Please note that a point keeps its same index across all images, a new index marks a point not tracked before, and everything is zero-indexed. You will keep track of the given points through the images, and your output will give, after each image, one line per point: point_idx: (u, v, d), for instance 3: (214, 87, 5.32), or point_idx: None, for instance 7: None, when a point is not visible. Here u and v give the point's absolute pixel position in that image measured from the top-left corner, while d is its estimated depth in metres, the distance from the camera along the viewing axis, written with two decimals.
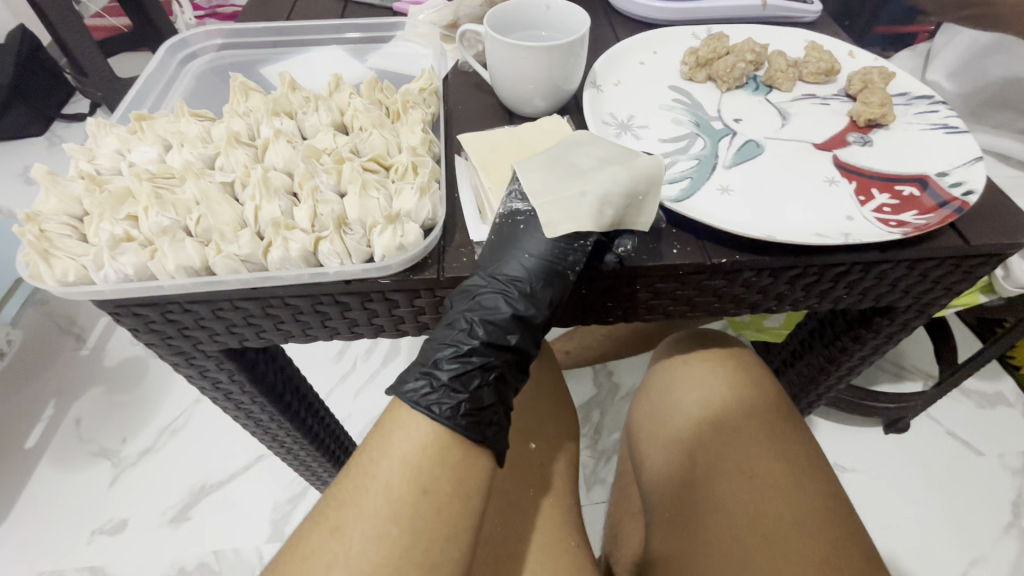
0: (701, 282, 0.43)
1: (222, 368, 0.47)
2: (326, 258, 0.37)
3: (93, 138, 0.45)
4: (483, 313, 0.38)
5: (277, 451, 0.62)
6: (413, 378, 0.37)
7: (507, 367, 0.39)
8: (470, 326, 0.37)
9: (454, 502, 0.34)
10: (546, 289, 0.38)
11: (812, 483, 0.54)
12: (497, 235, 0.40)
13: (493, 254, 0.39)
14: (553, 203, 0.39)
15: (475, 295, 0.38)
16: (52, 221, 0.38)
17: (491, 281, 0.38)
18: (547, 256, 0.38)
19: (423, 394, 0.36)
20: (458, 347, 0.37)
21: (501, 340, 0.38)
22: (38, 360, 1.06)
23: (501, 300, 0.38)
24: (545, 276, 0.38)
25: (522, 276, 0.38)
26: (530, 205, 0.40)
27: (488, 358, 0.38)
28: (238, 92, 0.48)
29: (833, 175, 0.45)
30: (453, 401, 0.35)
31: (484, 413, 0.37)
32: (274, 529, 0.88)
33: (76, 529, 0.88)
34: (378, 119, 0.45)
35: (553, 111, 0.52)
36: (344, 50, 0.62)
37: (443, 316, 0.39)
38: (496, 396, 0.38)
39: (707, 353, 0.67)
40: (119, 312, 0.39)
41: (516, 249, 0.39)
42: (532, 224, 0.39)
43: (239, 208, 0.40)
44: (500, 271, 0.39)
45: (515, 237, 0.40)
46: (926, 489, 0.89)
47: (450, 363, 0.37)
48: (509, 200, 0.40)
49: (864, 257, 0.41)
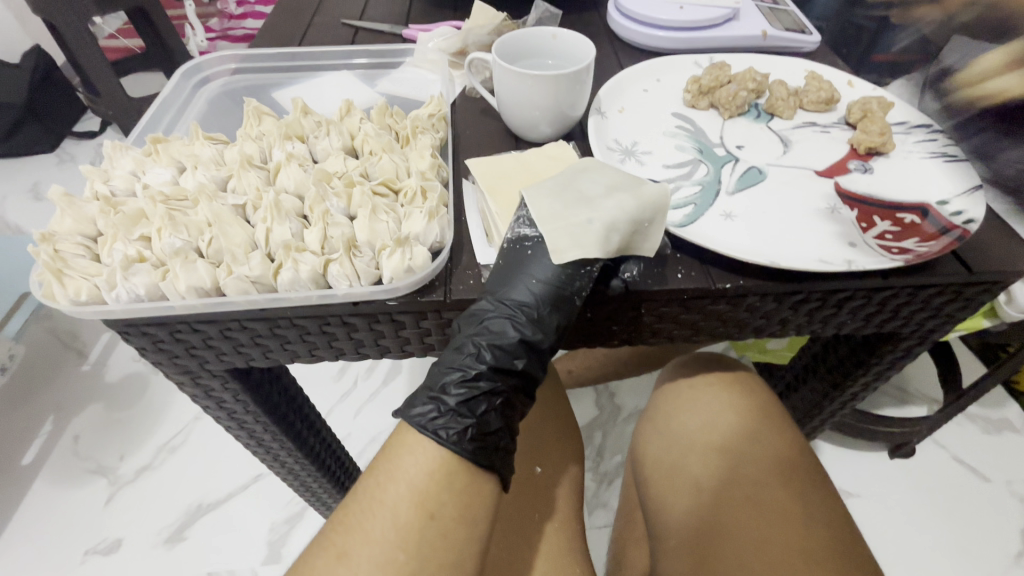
0: (706, 308, 0.43)
1: (227, 388, 0.47)
2: (336, 280, 0.38)
3: (108, 160, 0.46)
4: (491, 338, 0.38)
5: (278, 471, 0.62)
6: (420, 402, 0.37)
7: (513, 391, 0.39)
8: (478, 351, 0.38)
9: (460, 527, 0.35)
10: (552, 314, 0.39)
11: (819, 510, 0.53)
12: (505, 260, 0.40)
13: (500, 279, 0.40)
14: (561, 228, 0.39)
15: (483, 319, 0.39)
16: (66, 241, 0.39)
17: (499, 306, 0.39)
18: (555, 282, 0.39)
19: (430, 419, 0.36)
20: (466, 372, 0.37)
21: (508, 365, 0.38)
22: (39, 375, 1.06)
23: (508, 325, 0.38)
24: (552, 301, 0.39)
25: (530, 301, 0.39)
26: (537, 231, 0.40)
27: (495, 383, 0.38)
28: (251, 116, 0.49)
29: (833, 203, 0.46)
30: (460, 426, 0.36)
31: (490, 438, 0.37)
32: (270, 551, 0.87)
33: (69, 549, 0.87)
34: (388, 144, 0.46)
35: (559, 137, 0.53)
36: (355, 75, 0.64)
37: (451, 339, 0.39)
38: (502, 420, 0.38)
39: (713, 377, 0.67)
40: (128, 332, 0.39)
41: (524, 275, 0.39)
42: (539, 251, 0.40)
43: (251, 230, 0.40)
44: (507, 296, 0.39)
45: (523, 261, 0.40)
46: (933, 516, 0.88)
47: (458, 388, 0.37)
48: (516, 226, 0.41)
49: (867, 283, 0.41)
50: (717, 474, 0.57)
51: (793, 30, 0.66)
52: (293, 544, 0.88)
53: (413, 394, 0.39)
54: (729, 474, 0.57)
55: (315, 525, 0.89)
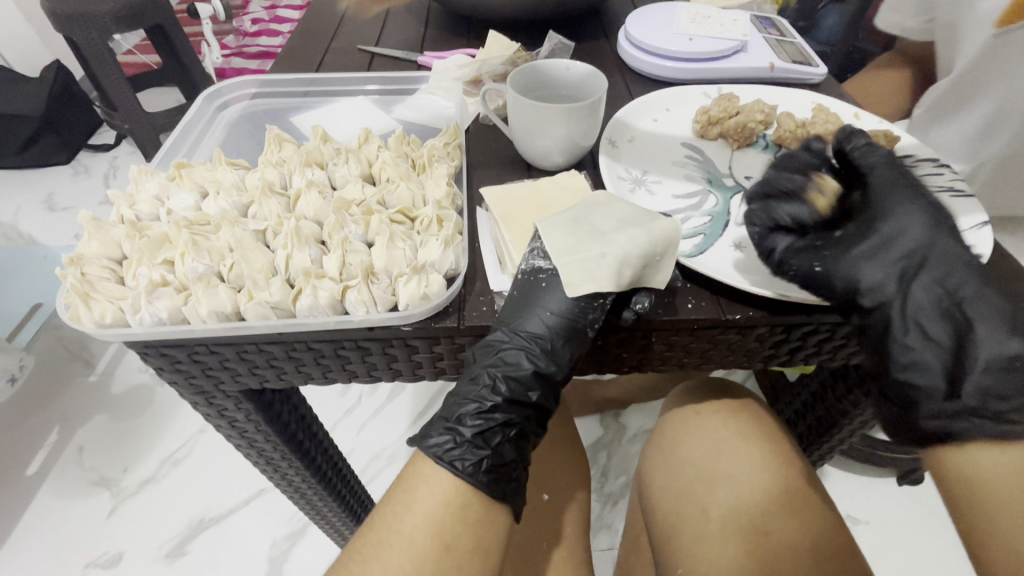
0: (717, 337, 0.44)
1: (240, 408, 0.47)
2: (353, 306, 0.39)
3: (134, 183, 0.47)
4: (505, 370, 0.40)
5: (285, 490, 0.62)
6: (437, 433, 0.40)
7: (527, 420, 0.41)
8: (493, 383, 0.39)
9: (474, 558, 0.37)
10: (566, 346, 0.40)
11: (828, 538, 0.54)
12: (518, 290, 0.42)
13: (514, 310, 0.41)
14: (575, 262, 0.40)
15: (497, 351, 0.40)
16: (92, 264, 0.40)
17: (513, 337, 0.40)
18: (569, 313, 0.40)
19: (447, 450, 0.38)
20: (481, 404, 0.39)
21: (522, 396, 0.40)
22: (46, 385, 1.07)
23: (522, 357, 0.40)
24: (565, 333, 0.40)
25: (544, 333, 0.40)
26: (552, 263, 0.41)
27: (510, 415, 0.40)
28: (272, 142, 0.50)
29: (740, 240, 0.47)
30: (475, 457, 0.38)
31: (504, 467, 0.39)
32: (271, 567, 0.87)
33: (70, 561, 0.87)
34: (405, 172, 0.48)
35: (571, 166, 0.54)
36: (371, 100, 0.65)
37: (467, 369, 0.41)
38: (516, 451, 0.40)
39: (720, 404, 0.67)
40: (147, 352, 0.40)
41: (538, 306, 0.41)
42: (553, 283, 0.41)
43: (271, 256, 0.41)
44: (521, 327, 0.40)
45: (537, 293, 0.41)
46: (942, 544, 0.87)
47: (474, 420, 0.39)
48: (530, 258, 0.42)
49: (825, 318, 0.42)
50: (726, 502, 0.57)
51: (800, 63, 0.67)
52: (294, 561, 0.87)
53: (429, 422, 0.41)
54: (738, 502, 0.57)
55: (317, 542, 0.89)
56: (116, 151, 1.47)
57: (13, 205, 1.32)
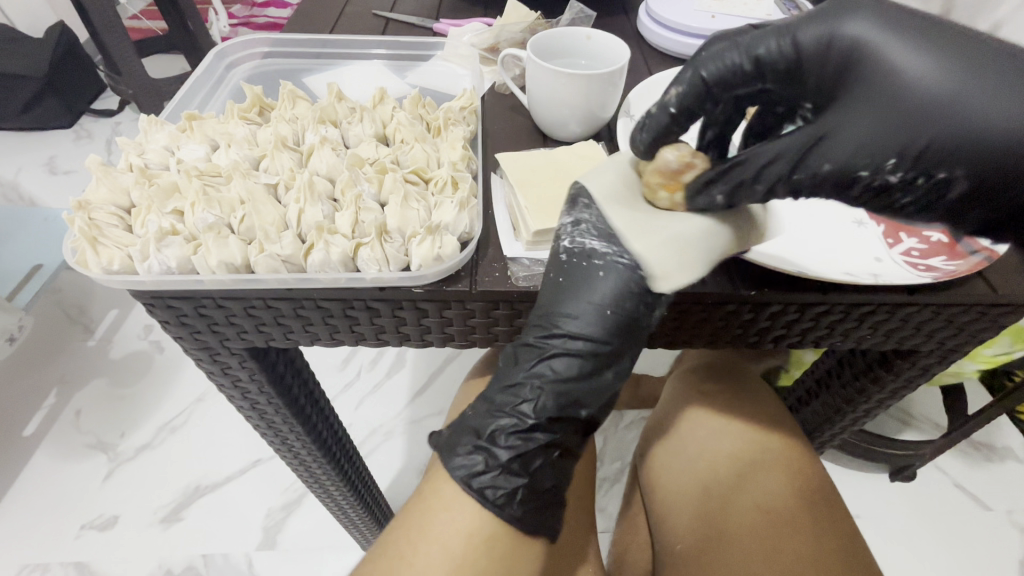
0: (732, 313, 0.43)
1: (244, 366, 0.47)
2: (365, 264, 0.38)
3: (144, 133, 0.47)
4: (552, 379, 0.39)
5: (284, 455, 0.61)
6: (463, 451, 0.40)
7: (572, 430, 0.42)
8: (537, 397, 0.39)
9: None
10: (618, 342, 0.39)
11: (831, 520, 0.54)
12: (566, 277, 0.39)
13: (562, 305, 0.39)
14: (642, 250, 0.38)
15: (546, 358, 0.39)
16: (101, 211, 0.39)
17: (561, 342, 0.39)
18: (624, 311, 0.38)
19: (476, 475, 0.39)
20: (519, 423, 0.39)
21: (570, 412, 0.40)
22: (45, 348, 1.06)
23: (571, 364, 0.39)
24: (618, 331, 0.39)
25: (596, 335, 0.39)
26: (611, 250, 0.38)
27: (551, 436, 0.40)
28: (286, 99, 0.50)
29: None
30: (509, 488, 0.39)
31: (538, 492, 0.41)
32: (265, 536, 0.87)
33: (64, 523, 0.87)
34: (420, 134, 0.47)
35: (588, 137, 0.53)
36: (383, 65, 0.64)
37: (510, 369, 0.41)
38: (554, 478, 0.42)
39: (729, 395, 0.67)
40: (154, 304, 0.39)
41: (588, 299, 0.38)
42: (610, 271, 0.38)
43: (282, 210, 0.41)
44: (571, 330, 0.38)
45: (590, 283, 0.39)
46: (933, 540, 0.88)
47: (509, 439, 0.39)
48: (579, 237, 0.39)
49: (847, 298, 0.41)
50: (728, 482, 0.58)
51: None
52: (289, 531, 0.87)
53: (457, 434, 0.42)
54: (739, 481, 0.57)
55: (313, 513, 0.89)
56: (119, 117, 1.44)
57: (14, 165, 1.31)
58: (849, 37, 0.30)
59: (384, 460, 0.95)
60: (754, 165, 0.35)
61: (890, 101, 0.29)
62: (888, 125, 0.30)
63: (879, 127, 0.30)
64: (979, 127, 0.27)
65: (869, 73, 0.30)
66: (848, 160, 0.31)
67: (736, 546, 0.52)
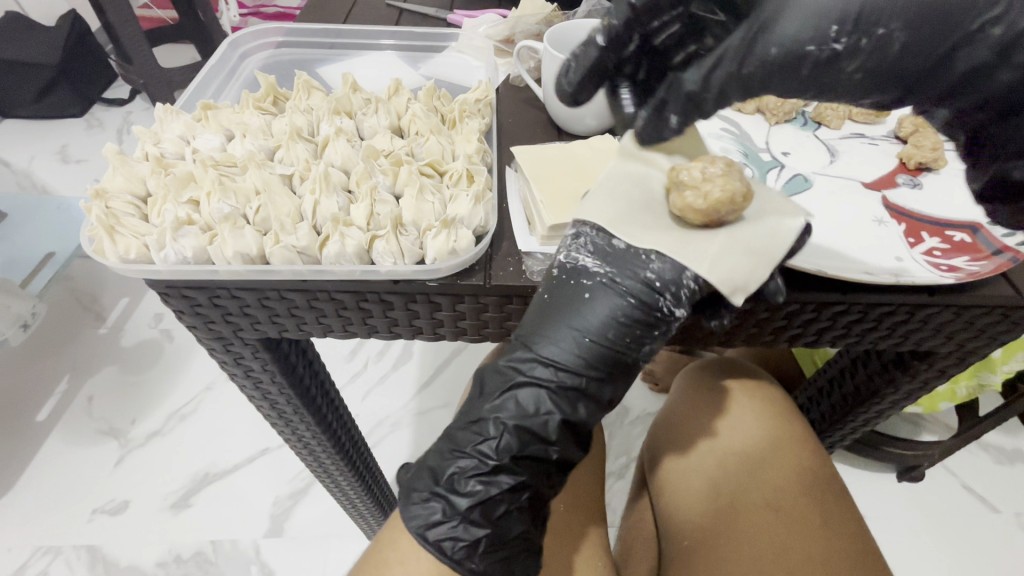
0: (747, 311, 0.42)
1: (257, 357, 0.47)
2: (380, 257, 0.38)
3: (159, 123, 0.46)
4: (517, 412, 0.40)
5: (295, 445, 0.62)
6: (419, 500, 0.41)
7: (541, 472, 0.42)
8: (501, 434, 0.39)
9: None
10: (600, 373, 0.40)
11: (842, 521, 0.54)
12: (552, 296, 0.39)
13: (542, 330, 0.39)
14: (628, 278, 0.38)
15: (513, 387, 0.40)
16: (117, 199, 0.40)
17: (532, 370, 0.39)
18: (605, 340, 0.38)
19: (431, 526, 0.40)
20: (480, 467, 0.40)
21: (540, 450, 0.40)
22: (57, 334, 1.07)
23: (538, 397, 0.39)
24: (600, 363, 0.39)
25: (574, 365, 0.39)
26: (602, 273, 0.38)
27: (518, 478, 0.40)
28: (301, 89, 0.50)
29: None
30: (468, 541, 0.39)
31: (506, 541, 0.41)
32: (273, 523, 0.88)
33: (76, 506, 0.88)
34: (435, 126, 0.47)
35: (603, 131, 0.53)
36: (396, 56, 0.64)
37: (478, 403, 0.42)
38: (523, 523, 0.42)
39: (740, 393, 0.66)
40: (168, 293, 0.39)
41: (570, 323, 0.39)
42: (597, 296, 0.39)
43: (298, 201, 0.41)
44: (546, 356, 0.39)
45: (577, 306, 0.39)
46: (939, 543, 0.87)
47: (471, 482, 0.40)
48: (574, 252, 0.39)
49: (864, 298, 0.41)
50: (737, 478, 0.58)
51: None
52: (296, 519, 0.88)
53: (416, 479, 0.42)
54: (750, 479, 0.57)
55: (319, 503, 0.90)
56: (130, 106, 1.44)
57: (28, 153, 1.31)
58: None
59: (390, 450, 0.95)
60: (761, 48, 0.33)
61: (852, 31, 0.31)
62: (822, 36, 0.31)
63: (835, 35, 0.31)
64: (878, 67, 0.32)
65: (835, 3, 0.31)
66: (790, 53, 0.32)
67: (743, 539, 0.52)
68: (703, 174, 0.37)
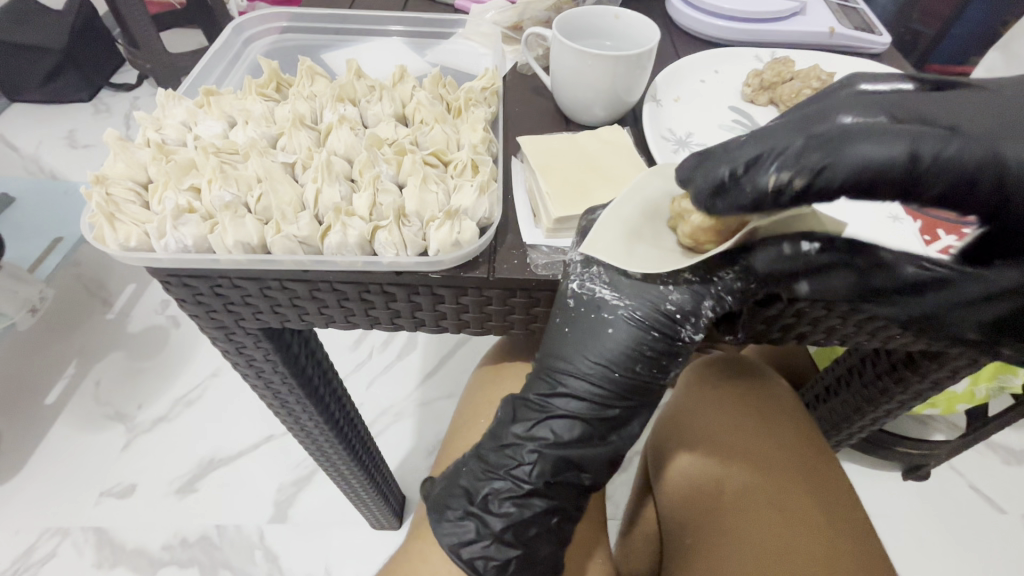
0: (756, 308, 0.42)
1: (259, 346, 0.46)
2: (383, 248, 0.38)
3: (160, 107, 0.46)
4: (552, 440, 0.40)
5: (297, 433, 0.62)
6: (453, 518, 0.42)
7: (573, 496, 0.43)
8: (534, 461, 0.40)
9: None
10: (626, 397, 0.41)
11: (845, 521, 0.55)
12: (575, 331, 0.40)
13: (567, 359, 0.40)
14: (650, 309, 0.39)
15: (547, 416, 0.41)
16: (118, 185, 0.39)
17: (564, 403, 0.40)
18: (630, 370, 0.39)
19: (464, 544, 0.41)
20: (516, 491, 0.41)
21: (573, 477, 0.42)
22: (65, 320, 1.08)
23: (572, 426, 0.40)
24: (627, 389, 0.40)
25: (602, 395, 0.40)
26: (625, 306, 0.39)
27: (551, 502, 0.42)
28: (305, 75, 0.49)
29: None
30: (500, 560, 0.40)
31: (534, 562, 0.41)
32: (277, 510, 0.88)
33: (84, 489, 0.89)
34: (440, 114, 0.46)
35: (613, 121, 0.52)
36: (402, 43, 0.62)
37: (508, 426, 0.42)
38: (551, 545, 0.42)
39: (749, 398, 0.64)
40: (170, 281, 0.39)
41: (593, 356, 0.39)
42: (619, 328, 0.39)
43: (299, 189, 0.40)
44: (574, 388, 0.40)
45: (599, 338, 0.39)
46: (945, 543, 0.87)
47: (506, 504, 0.41)
48: (590, 283, 0.39)
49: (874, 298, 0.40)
50: (744, 478, 0.57)
51: (862, 30, 0.62)
52: (300, 505, 0.89)
53: (450, 492, 0.43)
54: (755, 479, 0.57)
55: (324, 489, 0.90)
56: (137, 91, 1.44)
57: (35, 139, 1.31)
58: (852, 125, 0.33)
59: (394, 440, 0.95)
60: (770, 160, 0.34)
61: (865, 149, 0.32)
62: (823, 145, 0.33)
63: (855, 150, 0.32)
64: (851, 173, 0.32)
65: (852, 129, 0.32)
66: (790, 165, 0.33)
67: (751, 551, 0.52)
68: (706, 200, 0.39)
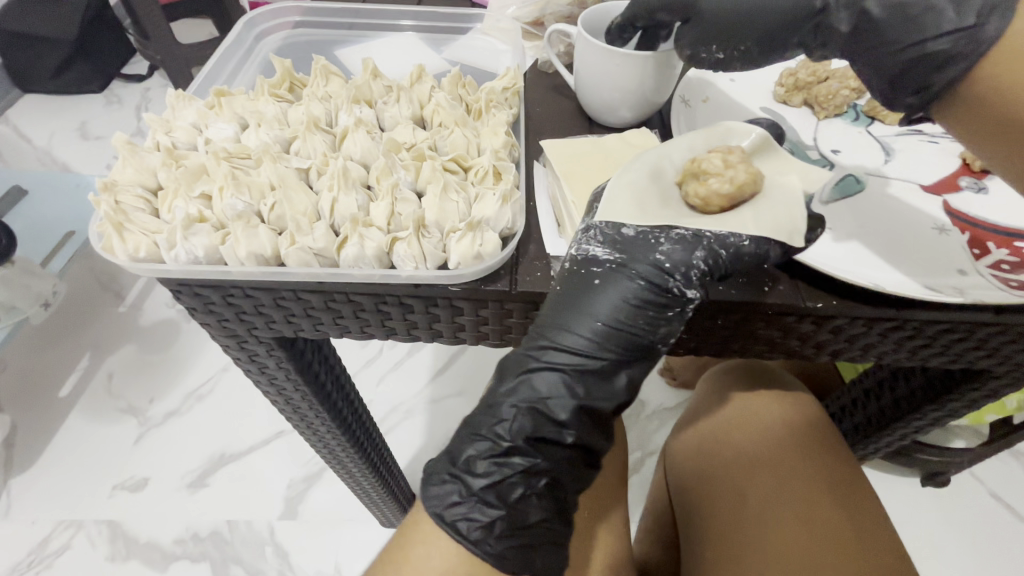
0: (790, 326, 0.40)
1: (271, 354, 0.45)
2: (402, 260, 0.36)
3: (170, 109, 0.44)
4: (531, 395, 0.37)
5: (309, 438, 0.61)
6: (438, 481, 0.38)
7: (563, 458, 0.38)
8: (514, 416, 0.37)
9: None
10: (615, 354, 0.37)
11: (876, 544, 0.52)
12: (562, 287, 0.37)
13: (553, 314, 0.37)
14: (639, 261, 0.36)
15: (527, 371, 0.37)
16: (127, 193, 0.38)
17: (544, 355, 0.37)
18: (617, 323, 0.36)
19: (448, 507, 0.37)
20: (496, 447, 0.37)
21: (553, 434, 0.37)
22: (77, 313, 1.08)
23: (553, 379, 0.37)
24: (615, 343, 0.37)
25: (588, 349, 0.36)
26: (613, 256, 0.37)
27: (529, 460, 0.37)
28: (319, 74, 0.47)
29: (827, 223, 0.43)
30: (483, 521, 0.37)
31: (522, 526, 0.38)
32: (287, 506, 0.88)
33: (97, 482, 0.89)
34: (460, 117, 0.44)
35: (638, 124, 0.49)
36: (418, 38, 0.60)
37: (494, 387, 0.39)
38: (542, 510, 0.39)
39: (760, 392, 0.64)
40: (180, 290, 0.37)
41: (579, 309, 0.37)
42: (608, 282, 0.37)
43: (315, 198, 0.39)
44: (555, 339, 0.37)
45: (586, 291, 0.37)
46: (963, 552, 0.84)
47: (486, 464, 0.37)
48: (584, 243, 0.37)
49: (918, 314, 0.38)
50: (767, 492, 0.55)
51: None
52: (310, 502, 0.88)
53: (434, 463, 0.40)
54: (779, 493, 0.55)
55: (334, 486, 0.90)
56: (148, 83, 1.43)
57: (48, 131, 1.31)
58: None
59: (403, 437, 0.94)
60: None
61: None
62: None
63: None
64: None
65: None
66: None
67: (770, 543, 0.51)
68: (724, 161, 0.37)
